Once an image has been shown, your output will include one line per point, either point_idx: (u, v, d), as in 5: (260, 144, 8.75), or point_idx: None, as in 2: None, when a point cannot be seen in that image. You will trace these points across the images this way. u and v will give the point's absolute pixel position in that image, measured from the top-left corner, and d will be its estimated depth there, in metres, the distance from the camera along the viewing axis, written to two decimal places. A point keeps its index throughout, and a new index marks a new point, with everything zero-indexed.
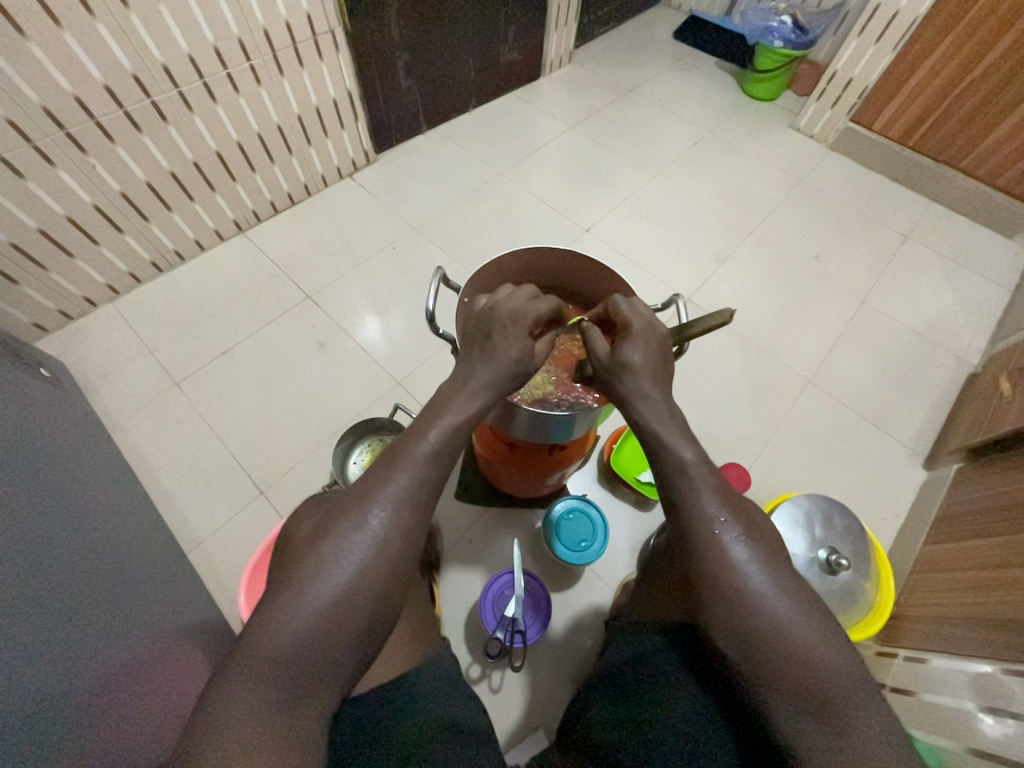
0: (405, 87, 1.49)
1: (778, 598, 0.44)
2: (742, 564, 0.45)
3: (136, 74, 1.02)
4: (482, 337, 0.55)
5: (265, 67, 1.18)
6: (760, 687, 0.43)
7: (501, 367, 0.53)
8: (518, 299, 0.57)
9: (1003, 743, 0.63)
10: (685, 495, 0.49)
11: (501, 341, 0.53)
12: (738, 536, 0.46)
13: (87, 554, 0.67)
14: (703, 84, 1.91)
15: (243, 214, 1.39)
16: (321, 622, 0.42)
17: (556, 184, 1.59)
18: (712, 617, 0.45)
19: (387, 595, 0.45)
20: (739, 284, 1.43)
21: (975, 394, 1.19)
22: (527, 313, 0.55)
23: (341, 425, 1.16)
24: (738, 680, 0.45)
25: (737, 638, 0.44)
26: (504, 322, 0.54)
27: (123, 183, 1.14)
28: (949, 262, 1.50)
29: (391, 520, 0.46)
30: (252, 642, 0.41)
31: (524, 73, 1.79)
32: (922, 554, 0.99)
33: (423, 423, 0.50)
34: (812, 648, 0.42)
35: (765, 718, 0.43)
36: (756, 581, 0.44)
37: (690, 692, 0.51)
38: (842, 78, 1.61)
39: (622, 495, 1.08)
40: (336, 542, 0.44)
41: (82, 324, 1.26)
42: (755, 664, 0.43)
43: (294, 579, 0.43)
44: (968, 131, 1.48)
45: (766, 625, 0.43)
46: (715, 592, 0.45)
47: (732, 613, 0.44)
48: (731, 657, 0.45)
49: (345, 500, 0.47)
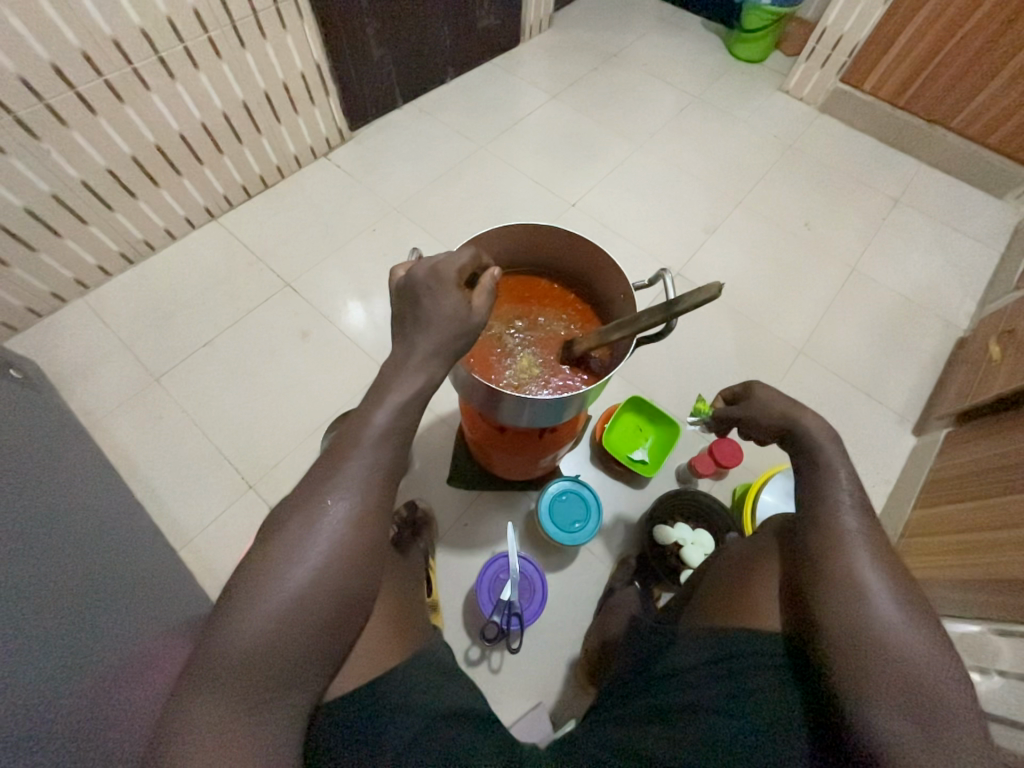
0: (377, 58, 1.41)
1: (895, 597, 0.44)
2: (868, 562, 0.46)
3: (85, 51, 0.95)
4: (412, 303, 0.52)
5: (225, 39, 1.10)
6: (858, 680, 0.42)
7: (440, 329, 0.49)
8: (443, 256, 0.54)
9: (990, 696, 0.64)
10: (820, 485, 0.52)
11: (431, 303, 0.50)
12: (862, 537, 0.48)
13: (56, 560, 0.65)
14: (689, 46, 1.84)
15: (214, 199, 1.33)
16: (284, 621, 0.42)
17: (540, 157, 1.53)
18: (819, 588, 0.47)
19: (349, 591, 0.45)
20: (728, 254, 1.40)
21: (965, 357, 1.19)
22: (452, 265, 0.52)
23: (328, 415, 1.14)
24: (832, 665, 0.44)
25: (843, 614, 0.45)
26: (429, 281, 0.51)
27: (81, 170, 1.08)
28: (939, 224, 1.48)
29: (346, 514, 0.45)
30: (212, 644, 0.41)
31: (502, 40, 1.71)
32: (911, 518, 1.00)
33: (377, 404, 0.48)
34: (911, 643, 0.42)
35: (851, 704, 0.42)
36: (868, 569, 0.46)
37: (758, 689, 0.50)
38: (832, 36, 1.55)
39: (616, 474, 1.07)
40: (290, 539, 0.44)
41: (53, 321, 1.21)
42: (856, 645, 0.43)
43: (252, 580, 0.43)
44: (959, 88, 1.44)
45: (878, 612, 0.44)
46: (833, 576, 0.47)
47: (839, 594, 0.46)
48: (830, 642, 0.45)
49: (305, 494, 0.46)
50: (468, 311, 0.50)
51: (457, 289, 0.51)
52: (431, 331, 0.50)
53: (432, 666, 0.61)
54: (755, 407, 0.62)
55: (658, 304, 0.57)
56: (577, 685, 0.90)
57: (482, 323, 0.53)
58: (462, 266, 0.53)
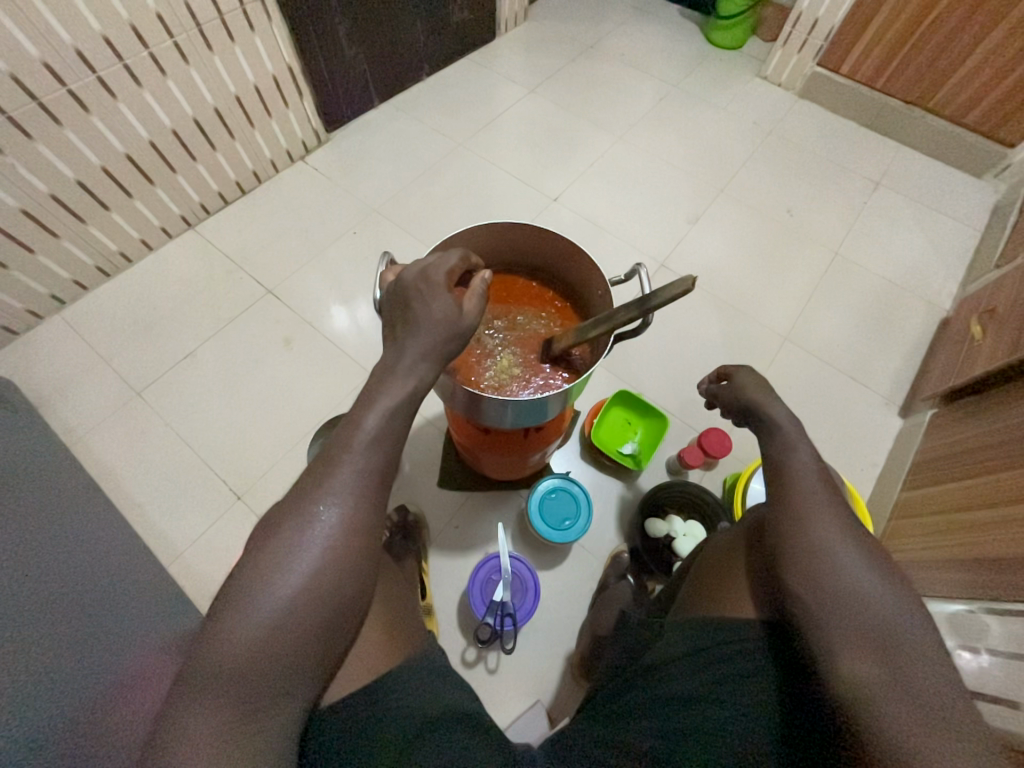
0: (350, 57, 1.39)
1: (853, 553, 0.46)
2: (833, 536, 0.47)
3: (46, 60, 0.93)
4: (402, 308, 0.51)
5: (192, 44, 1.08)
6: (836, 652, 0.43)
7: (424, 334, 0.49)
8: (425, 260, 0.54)
9: (981, 676, 0.66)
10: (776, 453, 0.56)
11: (418, 308, 0.49)
12: (825, 510, 0.49)
13: (36, 586, 0.64)
14: (666, 35, 1.82)
15: (190, 207, 1.31)
16: (276, 630, 0.41)
17: (520, 152, 1.52)
18: (785, 555, 0.49)
19: (341, 598, 0.44)
20: (712, 244, 1.40)
21: (948, 337, 1.20)
22: (435, 268, 0.51)
23: (315, 421, 1.13)
24: (803, 628, 0.45)
25: (808, 577, 0.46)
26: (413, 285, 0.50)
27: (50, 184, 1.05)
28: (920, 205, 1.49)
29: (338, 519, 0.45)
30: (202, 653, 0.41)
31: (477, 34, 1.69)
32: (900, 498, 1.01)
33: (357, 411, 0.47)
34: (873, 596, 0.43)
35: (824, 665, 0.43)
36: (828, 531, 0.48)
37: (749, 677, 0.50)
38: (807, 20, 1.54)
39: (606, 469, 1.07)
40: (281, 545, 0.43)
41: (30, 338, 1.19)
42: (822, 605, 0.44)
43: (242, 589, 0.42)
44: (934, 68, 1.44)
45: (838, 569, 0.45)
46: (802, 553, 0.47)
47: (803, 556, 0.47)
48: (806, 615, 0.45)
49: (296, 501, 0.45)
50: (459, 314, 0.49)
51: (448, 292, 0.51)
52: (406, 334, 0.49)
53: (425, 671, 0.61)
54: (737, 393, 0.65)
55: (632, 300, 0.57)
56: (576, 680, 0.90)
57: (472, 328, 0.52)
58: (450, 269, 0.53)
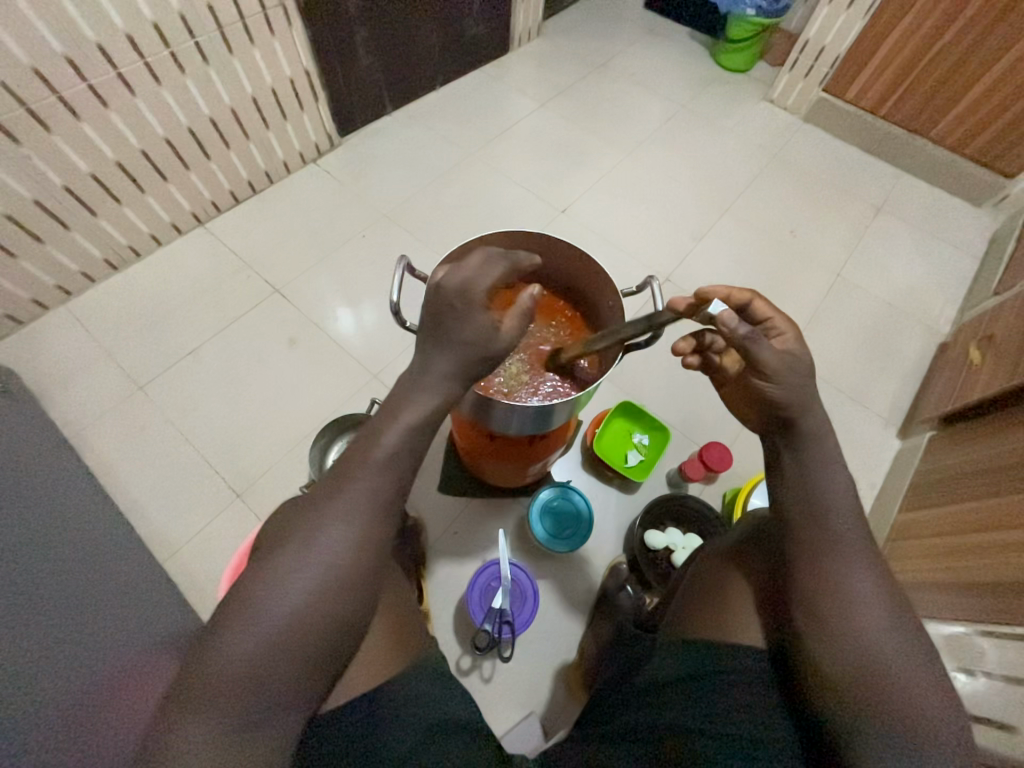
0: (366, 64, 1.41)
1: (882, 611, 0.47)
2: (853, 580, 0.48)
3: (68, 55, 0.94)
4: (433, 320, 0.48)
5: (212, 45, 1.10)
6: (854, 707, 0.44)
7: (458, 353, 0.47)
8: (467, 264, 0.48)
9: (976, 699, 0.66)
10: (814, 484, 0.53)
11: (456, 325, 0.47)
12: (860, 559, 0.49)
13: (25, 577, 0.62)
14: (676, 57, 1.86)
15: (201, 205, 1.32)
16: (276, 643, 0.41)
17: (529, 164, 1.54)
18: (816, 604, 0.48)
19: (343, 616, 0.44)
20: (716, 261, 1.42)
21: (947, 361, 1.22)
22: (481, 282, 0.47)
23: (317, 422, 1.13)
24: (827, 679, 0.46)
25: (839, 630, 0.46)
26: (454, 299, 0.46)
27: (64, 176, 1.06)
28: (920, 231, 1.52)
29: (345, 537, 0.45)
30: (201, 662, 0.41)
31: (491, 48, 1.72)
32: (898, 519, 1.02)
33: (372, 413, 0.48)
34: (897, 656, 0.45)
35: (843, 718, 0.44)
36: (861, 584, 0.48)
37: (755, 709, 0.49)
38: (814, 47, 1.58)
39: (607, 479, 1.07)
40: (287, 558, 0.43)
41: (34, 328, 1.18)
42: (849, 659, 0.45)
43: (248, 597, 0.42)
44: (937, 98, 1.48)
45: (868, 625, 0.46)
46: (836, 605, 0.47)
47: (837, 610, 0.47)
48: (831, 667, 0.46)
49: (309, 513, 0.46)
50: (496, 337, 0.47)
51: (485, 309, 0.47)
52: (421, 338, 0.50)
53: (426, 677, 0.60)
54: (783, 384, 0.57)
55: (640, 316, 0.57)
56: (571, 693, 0.89)
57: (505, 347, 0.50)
58: (495, 282, 0.47)
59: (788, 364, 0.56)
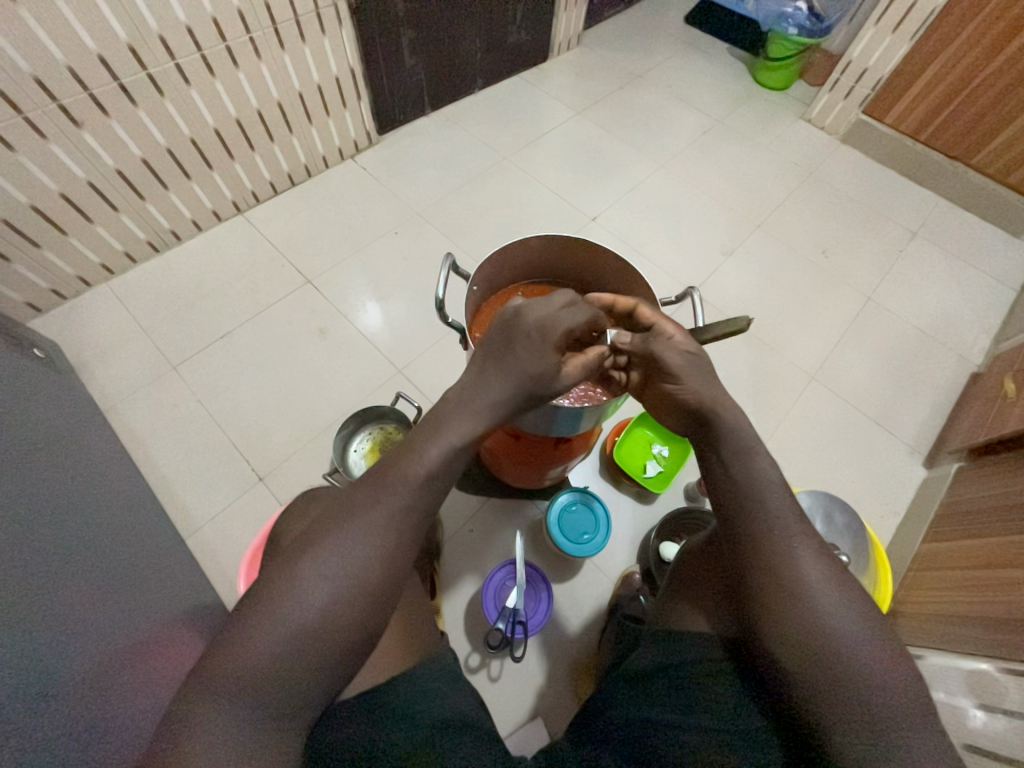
0: (409, 66, 1.44)
1: (827, 590, 0.46)
2: (798, 560, 0.48)
3: (132, 45, 0.98)
4: (502, 344, 0.53)
5: (265, 40, 1.13)
6: (813, 693, 0.43)
7: (514, 377, 0.52)
8: (550, 307, 0.54)
9: (995, 738, 0.65)
10: (743, 469, 0.53)
11: (523, 353, 0.52)
12: (804, 543, 0.49)
13: (65, 541, 0.65)
14: (714, 71, 1.87)
15: (242, 193, 1.35)
16: (297, 640, 0.43)
17: (563, 171, 1.56)
18: (763, 591, 0.48)
19: (364, 622, 0.45)
20: (745, 277, 1.41)
21: (978, 392, 1.20)
22: (558, 326, 0.53)
23: (341, 413, 1.15)
24: (784, 664, 0.45)
25: (787, 612, 0.46)
26: (530, 331, 0.52)
27: (116, 159, 1.10)
28: (955, 259, 1.49)
29: (373, 546, 0.46)
30: (224, 650, 0.42)
31: (532, 54, 1.74)
32: (920, 550, 1.00)
33: None
34: (849, 634, 0.44)
35: (805, 703, 0.44)
36: (807, 568, 0.48)
37: (725, 704, 0.48)
38: (856, 68, 1.57)
39: (624, 488, 1.08)
40: (317, 558, 0.45)
41: (76, 303, 1.23)
42: (802, 644, 0.45)
43: (274, 593, 0.44)
44: (981, 126, 1.46)
45: (815, 605, 0.46)
46: (782, 588, 0.47)
47: (785, 594, 0.47)
48: (785, 652, 0.45)
49: (339, 517, 0.47)
50: (552, 378, 0.53)
51: (553, 349, 0.53)
52: None
53: (440, 672, 0.61)
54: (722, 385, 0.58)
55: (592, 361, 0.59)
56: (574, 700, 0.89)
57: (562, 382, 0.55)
58: (572, 326, 0.54)
59: (693, 363, 0.59)
